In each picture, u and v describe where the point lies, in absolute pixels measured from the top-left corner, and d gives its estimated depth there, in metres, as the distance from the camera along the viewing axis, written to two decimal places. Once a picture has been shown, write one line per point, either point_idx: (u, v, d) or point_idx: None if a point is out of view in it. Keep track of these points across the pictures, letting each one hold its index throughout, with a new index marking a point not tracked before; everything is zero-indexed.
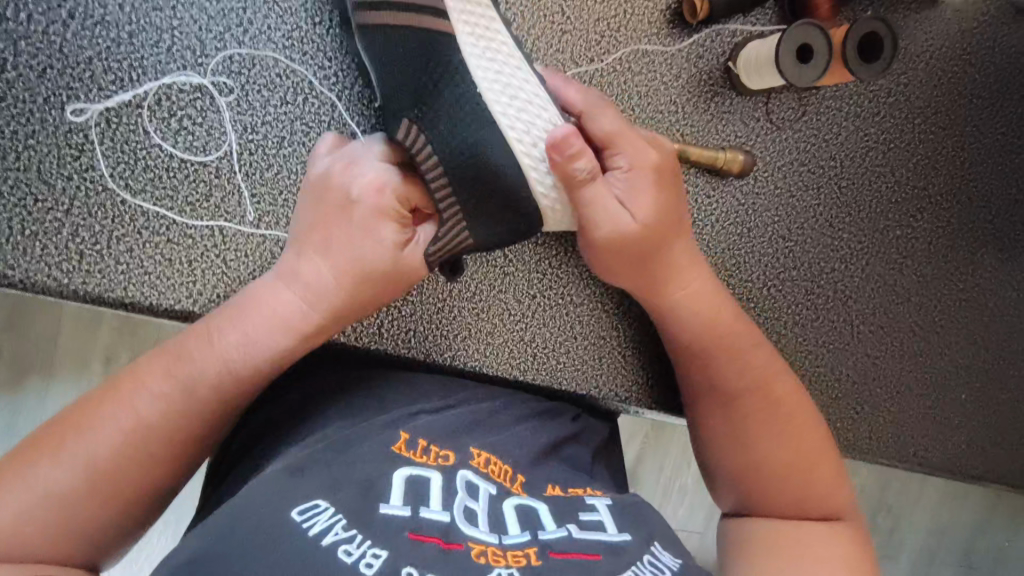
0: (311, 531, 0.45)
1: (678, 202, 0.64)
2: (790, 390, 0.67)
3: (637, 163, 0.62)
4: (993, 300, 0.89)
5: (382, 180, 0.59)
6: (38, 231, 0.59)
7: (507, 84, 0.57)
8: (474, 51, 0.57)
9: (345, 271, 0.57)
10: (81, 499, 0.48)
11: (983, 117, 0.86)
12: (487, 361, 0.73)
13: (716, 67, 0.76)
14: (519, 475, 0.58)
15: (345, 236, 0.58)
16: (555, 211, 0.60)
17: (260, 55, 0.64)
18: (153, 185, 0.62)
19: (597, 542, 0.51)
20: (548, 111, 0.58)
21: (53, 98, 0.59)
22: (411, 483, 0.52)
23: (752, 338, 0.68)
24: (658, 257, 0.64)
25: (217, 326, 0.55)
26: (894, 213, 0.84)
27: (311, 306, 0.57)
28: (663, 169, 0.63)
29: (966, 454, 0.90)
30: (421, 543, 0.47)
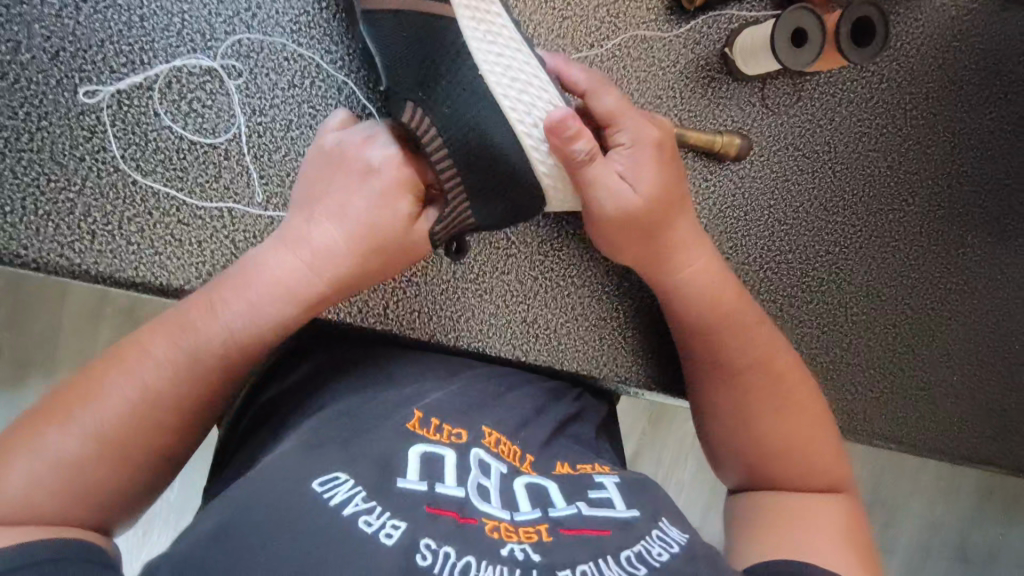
0: (332, 501, 0.47)
1: (677, 179, 0.66)
2: (794, 369, 0.68)
3: (636, 143, 0.63)
4: (984, 284, 0.90)
5: (397, 154, 0.60)
6: (51, 211, 0.60)
7: (507, 66, 0.57)
8: (473, 33, 0.57)
9: (361, 240, 0.58)
10: (90, 466, 0.47)
11: (973, 103, 0.88)
12: (490, 342, 0.74)
13: (713, 53, 0.78)
14: (527, 455, 0.59)
15: (361, 206, 0.59)
16: (556, 190, 0.60)
17: (268, 39, 0.66)
18: (164, 167, 0.63)
19: (607, 518, 0.53)
20: (547, 93, 0.59)
21: (66, 80, 0.61)
22: (427, 460, 0.53)
23: (753, 314, 0.69)
24: (656, 235, 0.66)
25: (228, 294, 0.54)
26: (887, 197, 0.86)
27: (326, 274, 0.57)
28: (661, 148, 0.64)
29: (959, 435, 0.92)
30: (438, 516, 0.49)
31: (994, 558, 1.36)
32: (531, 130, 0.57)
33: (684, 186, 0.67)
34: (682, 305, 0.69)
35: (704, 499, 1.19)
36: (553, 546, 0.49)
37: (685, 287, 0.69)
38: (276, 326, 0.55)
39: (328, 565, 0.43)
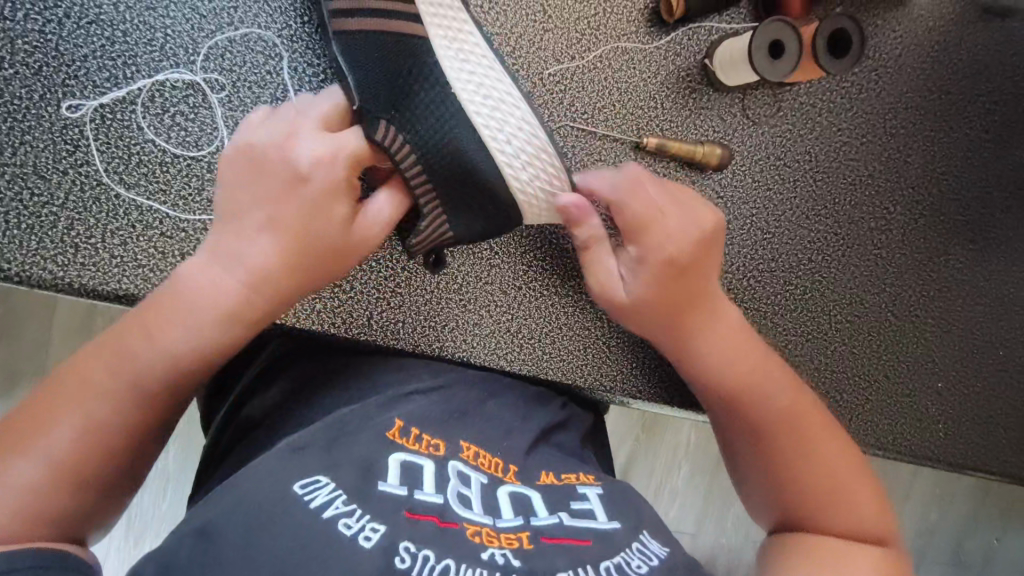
0: (312, 503, 0.47)
1: (697, 267, 0.68)
2: (818, 417, 0.68)
3: (648, 233, 0.67)
4: (967, 290, 0.91)
5: (327, 159, 0.59)
6: (34, 225, 0.61)
7: (479, 84, 0.63)
8: (445, 53, 0.63)
9: (298, 245, 0.58)
10: (49, 491, 0.49)
11: (952, 112, 0.89)
12: (474, 352, 0.75)
13: (693, 64, 0.79)
14: (511, 465, 0.59)
15: (294, 211, 0.58)
16: (532, 204, 0.65)
17: (250, 53, 0.66)
18: (147, 180, 0.64)
19: (588, 529, 0.53)
20: (518, 108, 0.63)
21: (49, 95, 0.61)
22: (407, 467, 0.53)
23: (781, 375, 0.69)
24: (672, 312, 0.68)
25: (165, 313, 0.54)
26: (868, 205, 0.87)
27: (261, 282, 0.57)
28: (679, 242, 0.67)
29: (945, 442, 0.92)
30: (417, 521, 0.49)
31: (989, 563, 1.36)
32: (502, 144, 0.63)
33: (707, 269, 0.69)
34: (707, 372, 0.69)
35: (695, 507, 1.20)
36: (534, 553, 0.49)
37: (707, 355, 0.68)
38: (218, 339, 0.56)
39: (307, 565, 0.43)
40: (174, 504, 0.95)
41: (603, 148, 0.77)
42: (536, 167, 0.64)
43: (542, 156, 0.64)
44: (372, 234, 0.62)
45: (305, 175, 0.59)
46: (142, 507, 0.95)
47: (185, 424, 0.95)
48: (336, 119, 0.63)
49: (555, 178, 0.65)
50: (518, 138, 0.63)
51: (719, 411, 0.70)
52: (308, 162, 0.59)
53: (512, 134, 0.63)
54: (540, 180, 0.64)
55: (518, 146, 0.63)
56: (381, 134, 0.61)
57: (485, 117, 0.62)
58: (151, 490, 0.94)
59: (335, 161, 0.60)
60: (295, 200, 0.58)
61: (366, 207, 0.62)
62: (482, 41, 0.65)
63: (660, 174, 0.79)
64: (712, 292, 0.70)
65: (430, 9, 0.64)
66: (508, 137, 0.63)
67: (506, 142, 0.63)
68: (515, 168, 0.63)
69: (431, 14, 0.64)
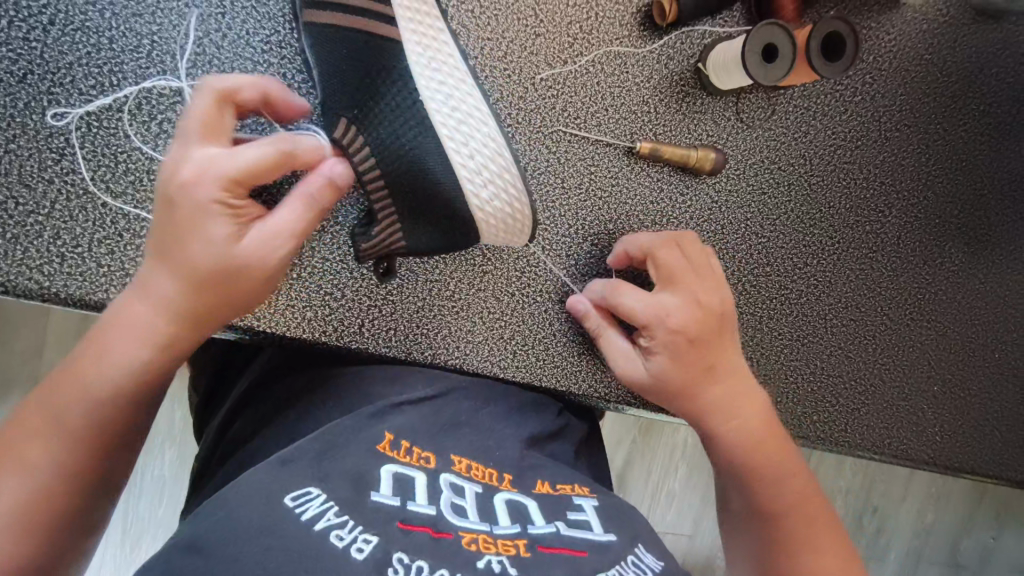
0: (304, 514, 0.46)
1: (709, 350, 0.68)
2: (815, 504, 0.68)
3: (657, 317, 0.67)
4: (961, 293, 0.91)
5: (198, 171, 0.51)
6: (19, 235, 0.60)
7: (447, 93, 0.60)
8: (417, 58, 0.60)
9: (186, 284, 0.52)
10: (16, 533, 0.48)
11: (946, 115, 0.88)
12: (468, 358, 0.74)
13: (687, 68, 0.78)
14: (505, 474, 0.59)
15: (175, 247, 0.51)
16: (489, 222, 0.62)
17: (238, 60, 0.65)
18: (134, 188, 0.63)
19: (585, 539, 0.52)
20: (486, 122, 0.60)
21: (34, 103, 0.60)
22: (399, 478, 0.53)
23: (786, 466, 0.69)
24: (682, 394, 0.68)
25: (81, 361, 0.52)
26: (863, 209, 0.87)
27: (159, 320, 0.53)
28: (689, 330, 0.67)
29: (941, 446, 0.92)
30: (410, 532, 0.49)
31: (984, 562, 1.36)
32: (465, 158, 0.59)
33: (719, 352, 0.69)
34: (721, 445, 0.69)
35: (688, 507, 1.20)
36: (529, 562, 0.49)
37: (722, 433, 0.69)
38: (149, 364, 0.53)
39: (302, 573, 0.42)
40: (169, 512, 0.94)
41: (595, 153, 0.76)
42: (496, 188, 0.60)
43: (504, 174, 0.60)
44: (269, 259, 0.53)
45: (175, 203, 0.51)
46: (137, 516, 0.93)
47: (182, 431, 0.94)
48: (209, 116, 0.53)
49: (516, 200, 0.61)
50: (480, 154, 0.59)
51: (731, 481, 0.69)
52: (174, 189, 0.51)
53: (475, 148, 0.59)
54: (500, 201, 0.61)
55: (481, 163, 0.59)
56: (340, 130, 0.62)
57: (450, 128, 0.59)
58: (144, 497, 0.93)
59: (202, 183, 0.50)
60: (173, 235, 0.51)
61: (259, 226, 0.52)
62: (457, 48, 0.61)
63: (653, 179, 0.78)
64: (727, 372, 0.70)
65: (405, 11, 0.61)
66: (473, 151, 0.59)
67: (468, 157, 0.59)
68: (473, 186, 0.60)
69: (405, 17, 0.61)
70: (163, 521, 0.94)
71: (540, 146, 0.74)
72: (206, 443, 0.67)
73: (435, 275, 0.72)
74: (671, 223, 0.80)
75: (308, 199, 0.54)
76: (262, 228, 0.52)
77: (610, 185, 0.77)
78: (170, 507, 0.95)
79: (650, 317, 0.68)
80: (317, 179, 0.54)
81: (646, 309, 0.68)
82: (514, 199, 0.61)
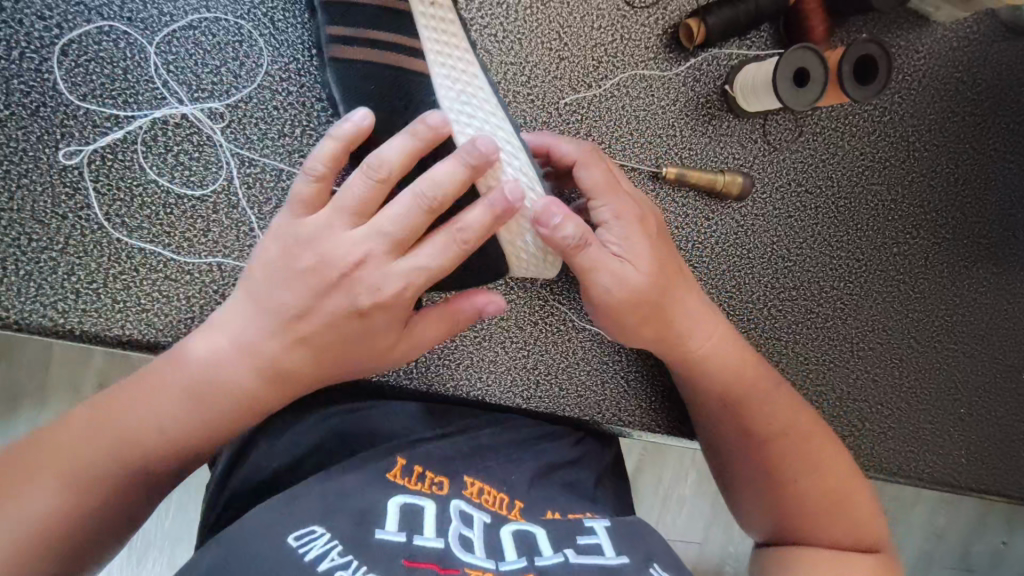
0: (306, 556, 0.43)
1: (665, 252, 0.64)
2: (806, 422, 0.66)
3: (624, 214, 0.62)
4: (990, 315, 0.88)
5: None
6: (32, 271, 0.58)
7: (478, 126, 0.58)
8: (447, 92, 0.59)
9: (318, 366, 0.53)
10: None
11: (976, 134, 0.86)
12: (490, 390, 0.72)
13: (713, 90, 0.76)
14: (516, 501, 0.56)
15: (328, 329, 0.52)
16: (520, 257, 0.60)
17: (257, 89, 0.64)
18: (150, 223, 0.61)
19: (593, 565, 0.48)
20: (517, 157, 0.59)
21: (47, 136, 0.59)
22: (407, 510, 0.50)
23: (773, 387, 0.67)
24: (663, 304, 0.63)
25: (138, 401, 0.50)
26: (891, 231, 0.84)
27: (243, 386, 0.52)
28: (649, 221, 0.64)
29: (967, 469, 0.88)
30: (416, 569, 0.44)
31: (1000, 566, 1.25)
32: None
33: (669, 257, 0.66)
34: (698, 378, 0.66)
35: (706, 526, 1.07)
36: None
37: (703, 362, 0.66)
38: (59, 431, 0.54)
39: None
40: (180, 525, 0.88)
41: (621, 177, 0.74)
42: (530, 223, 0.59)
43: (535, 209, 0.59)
44: None
45: None
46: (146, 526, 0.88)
47: None
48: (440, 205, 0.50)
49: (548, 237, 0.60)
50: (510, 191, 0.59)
51: (720, 418, 0.67)
52: (374, 304, 0.51)
53: (508, 183, 0.58)
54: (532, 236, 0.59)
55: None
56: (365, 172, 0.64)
57: (483, 163, 0.58)
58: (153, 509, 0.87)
59: None
60: (343, 323, 0.52)
61: None
62: (486, 85, 0.60)
63: (678, 202, 0.76)
64: (684, 276, 0.66)
65: (434, 48, 0.59)
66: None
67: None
68: (505, 221, 0.59)
69: (434, 50, 0.59)
70: (174, 537, 0.88)
71: None
72: (212, 484, 0.62)
73: None
74: (695, 248, 0.78)
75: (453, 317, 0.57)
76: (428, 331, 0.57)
77: None
78: (180, 521, 0.89)
79: (615, 211, 0.62)
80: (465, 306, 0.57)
81: (606, 205, 0.62)
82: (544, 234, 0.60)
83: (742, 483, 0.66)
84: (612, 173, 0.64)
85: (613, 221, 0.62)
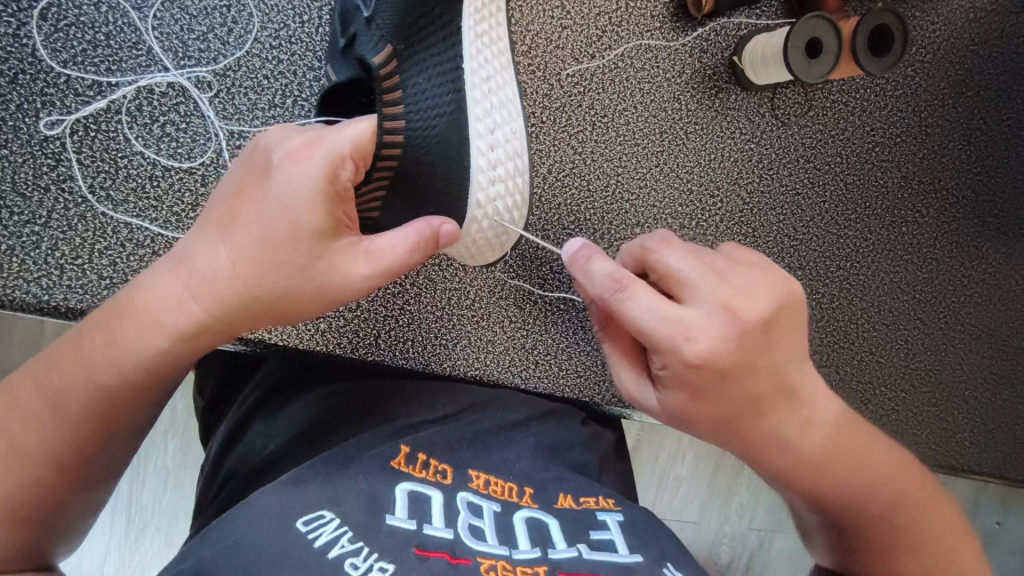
0: (316, 542, 0.41)
1: (756, 365, 0.52)
2: (913, 467, 0.62)
3: (739, 309, 0.50)
4: (995, 294, 0.86)
5: None
6: (14, 246, 0.56)
7: (490, 82, 0.58)
8: (474, 39, 0.57)
9: (262, 270, 0.48)
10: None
11: (990, 109, 0.83)
12: (488, 369, 0.71)
13: (721, 62, 0.74)
14: (527, 487, 0.52)
15: (254, 205, 0.48)
16: (482, 217, 0.59)
17: (245, 57, 0.62)
18: (135, 196, 0.59)
19: (607, 562, 0.44)
20: (516, 122, 0.60)
21: (27, 105, 0.58)
22: (415, 499, 0.47)
23: (879, 461, 0.59)
24: (717, 429, 0.56)
25: (92, 336, 0.48)
26: (900, 209, 0.82)
27: (193, 304, 0.48)
28: (711, 367, 0.50)
29: (969, 451, 0.87)
30: (427, 558, 0.42)
31: (993, 547, 1.24)
32: (488, 152, 0.58)
33: (792, 341, 0.54)
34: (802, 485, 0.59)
35: (702, 506, 1.06)
36: None
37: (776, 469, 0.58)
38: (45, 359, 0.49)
39: None
40: (175, 502, 0.84)
41: (624, 153, 0.72)
42: (503, 192, 0.59)
43: (513, 178, 0.59)
44: None
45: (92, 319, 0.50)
46: (143, 503, 0.84)
47: (187, 419, 0.84)
48: (355, 163, 0.50)
49: (516, 204, 0.60)
50: (500, 144, 0.58)
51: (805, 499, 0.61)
52: (285, 159, 0.48)
53: (501, 145, 0.58)
54: (510, 198, 0.60)
55: (501, 156, 0.58)
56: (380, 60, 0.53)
57: (483, 113, 0.57)
58: (149, 483, 0.84)
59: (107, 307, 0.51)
60: (263, 193, 0.48)
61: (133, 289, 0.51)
62: (507, 44, 0.60)
63: (683, 179, 0.74)
64: (770, 393, 0.54)
65: None
66: (497, 142, 0.58)
67: (493, 150, 0.58)
68: (483, 181, 0.58)
69: None
70: (171, 517, 0.84)
71: (564, 146, 0.70)
72: (210, 464, 0.62)
73: (455, 283, 0.70)
74: (700, 227, 0.75)
75: (412, 242, 0.50)
76: (361, 261, 0.49)
77: (638, 186, 0.73)
78: (176, 498, 0.85)
79: (717, 310, 0.50)
80: (422, 226, 0.50)
81: (704, 310, 0.50)
82: (517, 208, 0.60)
83: (822, 541, 0.65)
84: (642, 306, 0.50)
85: (741, 272, 0.53)
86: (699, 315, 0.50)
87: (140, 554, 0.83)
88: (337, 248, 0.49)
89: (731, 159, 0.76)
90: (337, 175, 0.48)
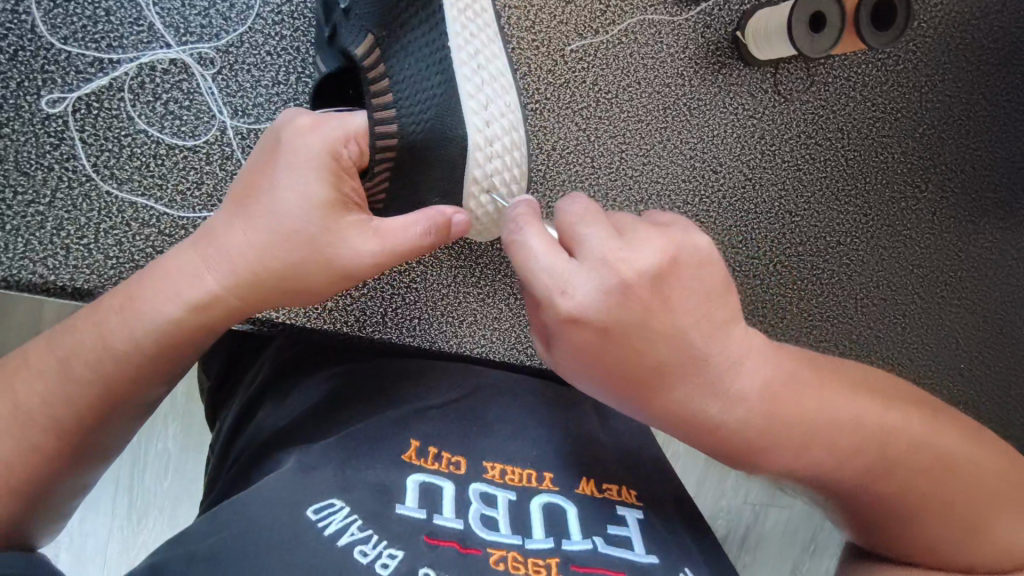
0: (326, 530, 0.41)
1: (650, 329, 0.45)
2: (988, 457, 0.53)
3: (626, 263, 0.44)
4: (993, 271, 0.86)
5: None
6: (19, 227, 0.56)
7: (479, 57, 0.57)
8: (456, 15, 0.56)
9: (277, 245, 0.48)
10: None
11: (991, 82, 0.83)
12: (494, 346, 0.71)
13: (723, 37, 0.74)
14: (546, 472, 0.51)
15: (262, 181, 0.50)
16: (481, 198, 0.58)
17: (249, 32, 0.61)
18: (140, 174, 0.59)
19: (623, 561, 0.44)
20: (508, 95, 0.58)
21: (27, 83, 0.57)
22: (428, 489, 0.47)
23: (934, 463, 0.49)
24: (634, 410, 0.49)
25: (112, 310, 0.48)
26: (898, 184, 0.82)
27: (212, 279, 0.49)
28: (591, 326, 0.44)
29: None
30: (437, 546, 0.42)
31: None
32: (485, 128, 0.56)
33: (699, 303, 0.46)
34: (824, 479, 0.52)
35: (699, 479, 1.03)
36: None
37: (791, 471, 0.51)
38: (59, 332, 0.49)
39: None
40: (178, 484, 0.85)
41: (628, 129, 0.72)
42: (503, 168, 0.57)
43: (512, 153, 0.58)
44: None
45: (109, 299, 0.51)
46: (146, 485, 0.85)
47: (188, 401, 0.85)
48: (356, 145, 0.53)
49: (518, 180, 0.58)
50: (495, 120, 0.57)
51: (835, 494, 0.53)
52: (286, 136, 0.50)
53: (495, 120, 0.57)
54: (510, 173, 0.58)
55: (497, 130, 0.57)
56: (363, 50, 0.57)
57: (474, 90, 0.56)
58: (153, 466, 0.84)
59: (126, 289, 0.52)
60: (270, 170, 0.50)
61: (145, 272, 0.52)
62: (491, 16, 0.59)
63: (684, 155, 0.74)
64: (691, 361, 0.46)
65: None
66: (491, 116, 0.56)
67: (488, 127, 0.56)
68: (481, 157, 0.56)
69: None
70: (174, 499, 0.85)
71: (568, 123, 0.70)
72: (221, 440, 0.62)
73: (460, 261, 0.70)
74: (702, 203, 0.76)
75: (423, 227, 0.49)
76: (371, 240, 0.49)
77: (640, 162, 0.73)
78: (179, 481, 0.85)
79: (599, 263, 0.44)
80: (434, 213, 0.49)
81: (585, 263, 0.44)
82: (517, 181, 0.58)
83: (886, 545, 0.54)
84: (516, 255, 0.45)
85: (638, 228, 0.46)
86: (583, 269, 0.44)
87: (143, 536, 0.84)
88: (348, 225, 0.49)
89: (733, 135, 0.76)
90: (339, 153, 0.51)
